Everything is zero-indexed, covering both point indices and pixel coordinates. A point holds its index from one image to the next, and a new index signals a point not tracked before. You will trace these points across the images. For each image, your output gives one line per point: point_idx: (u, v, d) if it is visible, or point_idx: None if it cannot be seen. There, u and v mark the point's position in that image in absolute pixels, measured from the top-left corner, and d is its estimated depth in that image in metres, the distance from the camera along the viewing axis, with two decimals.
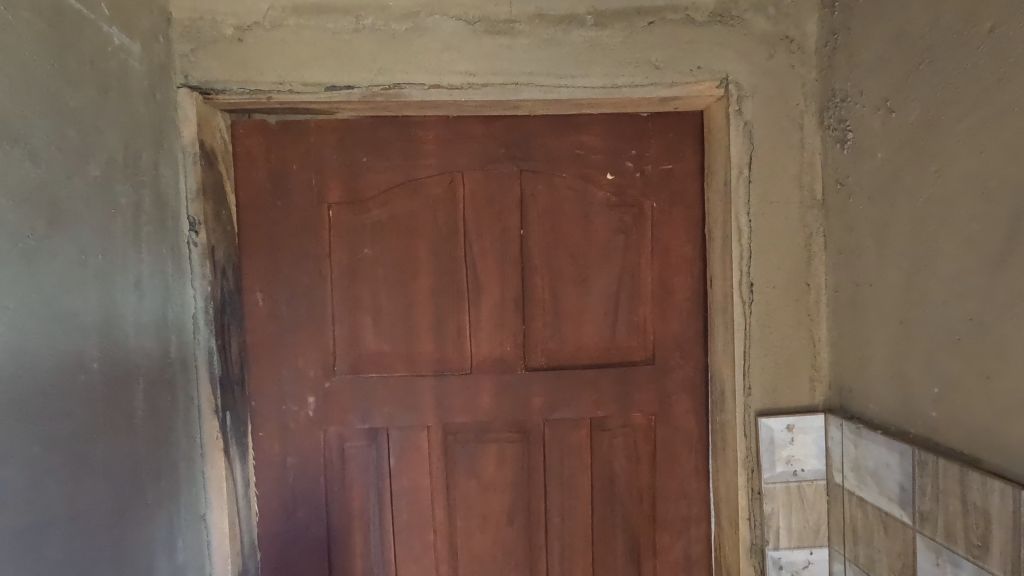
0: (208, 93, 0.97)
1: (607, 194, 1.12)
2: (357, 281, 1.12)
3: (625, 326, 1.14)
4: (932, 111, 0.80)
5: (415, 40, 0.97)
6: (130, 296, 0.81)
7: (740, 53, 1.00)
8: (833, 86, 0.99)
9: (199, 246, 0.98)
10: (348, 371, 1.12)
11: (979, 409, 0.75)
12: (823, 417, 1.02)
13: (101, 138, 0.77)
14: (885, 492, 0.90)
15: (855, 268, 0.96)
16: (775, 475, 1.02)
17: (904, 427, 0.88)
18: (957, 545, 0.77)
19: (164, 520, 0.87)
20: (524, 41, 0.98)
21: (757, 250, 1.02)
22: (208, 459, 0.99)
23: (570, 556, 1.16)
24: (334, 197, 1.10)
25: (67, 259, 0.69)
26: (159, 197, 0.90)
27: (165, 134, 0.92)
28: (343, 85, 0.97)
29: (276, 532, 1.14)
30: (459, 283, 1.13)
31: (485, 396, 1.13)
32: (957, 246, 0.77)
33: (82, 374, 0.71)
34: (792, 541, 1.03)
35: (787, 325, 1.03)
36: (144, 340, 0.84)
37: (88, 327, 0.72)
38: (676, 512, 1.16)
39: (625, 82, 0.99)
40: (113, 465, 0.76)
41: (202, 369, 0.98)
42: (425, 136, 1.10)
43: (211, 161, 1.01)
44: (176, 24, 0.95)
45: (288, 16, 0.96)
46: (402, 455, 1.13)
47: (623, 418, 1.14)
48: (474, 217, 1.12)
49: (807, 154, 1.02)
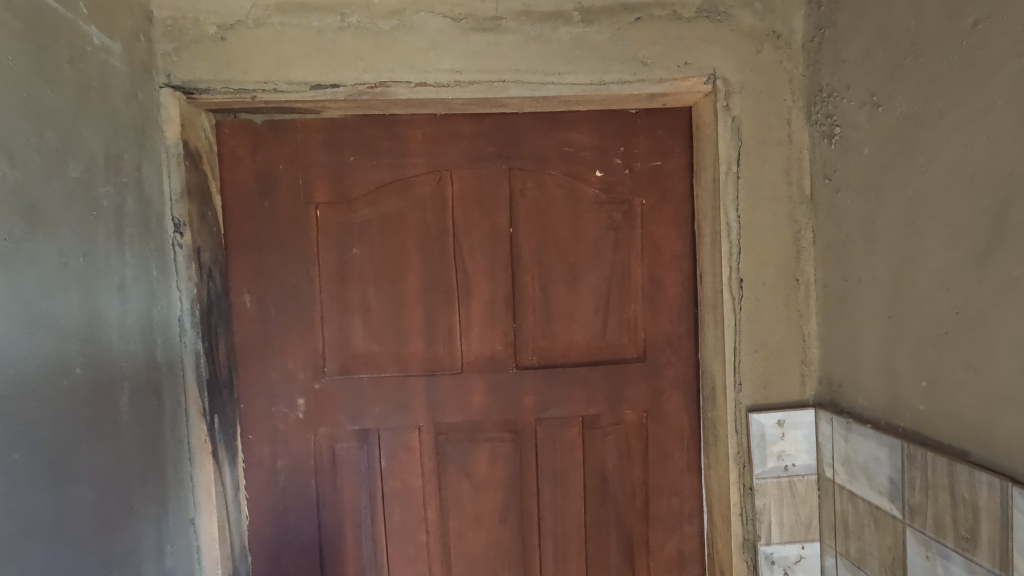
0: (191, 93, 0.96)
1: (596, 192, 1.12)
2: (347, 282, 1.11)
3: (616, 323, 1.14)
4: (917, 105, 0.81)
5: (400, 38, 0.96)
6: (114, 300, 0.80)
7: (728, 49, 1.00)
8: (820, 81, 0.99)
9: (184, 248, 0.96)
10: (338, 372, 1.11)
11: (965, 402, 0.76)
12: (812, 412, 1.02)
13: (83, 140, 0.76)
14: (875, 485, 0.90)
15: (843, 263, 0.97)
16: (766, 471, 1.02)
17: (893, 421, 0.88)
18: (946, 537, 0.78)
19: (152, 527, 0.86)
20: (511, 38, 0.98)
21: (746, 245, 1.02)
22: (197, 463, 0.98)
23: (563, 554, 1.16)
24: (321, 197, 1.09)
25: (47, 263, 0.68)
26: (143, 199, 0.88)
27: (147, 134, 0.90)
28: (330, 84, 0.96)
29: (267, 536, 1.13)
30: (449, 283, 1.12)
31: (476, 395, 1.13)
32: (943, 239, 0.78)
33: (65, 378, 0.70)
34: (783, 535, 1.03)
35: (778, 320, 1.03)
36: (128, 344, 0.83)
37: (69, 332, 0.71)
38: (669, 509, 1.16)
39: (612, 79, 0.99)
40: (99, 472, 0.75)
41: (188, 372, 0.97)
42: (413, 134, 1.10)
43: (195, 161, 1.00)
44: (157, 22, 0.94)
45: (272, 15, 0.95)
46: (393, 456, 1.13)
47: (616, 416, 1.14)
48: (463, 216, 1.11)
49: (795, 149, 1.02)
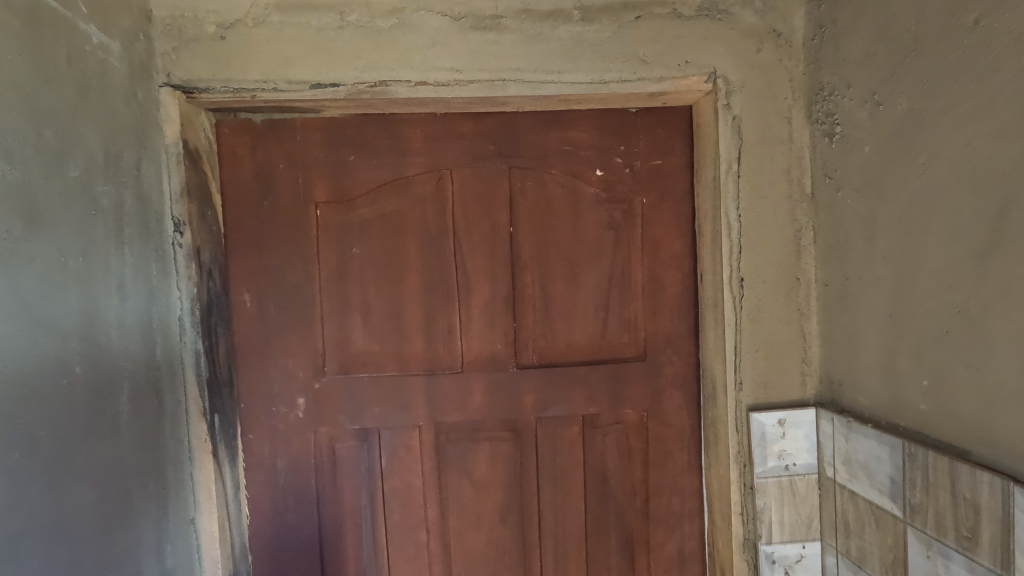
0: (191, 92, 0.96)
1: (596, 190, 1.12)
2: (346, 281, 1.11)
3: (616, 322, 1.14)
4: (918, 103, 0.80)
5: (399, 36, 0.96)
6: (113, 300, 0.80)
7: (729, 48, 0.99)
8: (821, 79, 0.98)
9: (184, 247, 0.96)
10: (338, 371, 1.11)
11: (967, 401, 0.75)
12: (813, 411, 1.02)
13: (82, 140, 0.76)
14: (876, 485, 0.90)
15: (844, 262, 0.96)
16: (766, 470, 1.02)
17: (894, 420, 0.88)
18: (947, 537, 0.78)
19: (152, 526, 0.86)
20: (510, 36, 0.97)
21: (747, 244, 1.02)
22: (197, 463, 0.98)
23: (564, 553, 1.16)
24: (321, 196, 1.09)
25: (46, 262, 0.68)
26: (142, 199, 0.88)
27: (147, 133, 0.90)
28: (329, 83, 0.96)
29: (267, 535, 1.13)
30: (449, 282, 1.12)
31: (477, 395, 1.12)
32: (944, 238, 0.78)
33: (65, 378, 0.69)
34: (784, 535, 1.03)
35: (778, 319, 1.03)
36: (128, 343, 0.83)
37: (69, 331, 0.71)
38: (670, 508, 1.16)
39: (612, 77, 0.99)
40: (99, 471, 0.75)
41: (188, 372, 0.97)
42: (412, 133, 1.09)
43: (195, 160, 1.00)
44: (156, 21, 0.94)
45: (271, 13, 0.95)
46: (393, 455, 1.13)
47: (616, 415, 1.14)
48: (463, 215, 1.11)
49: (796, 148, 1.02)
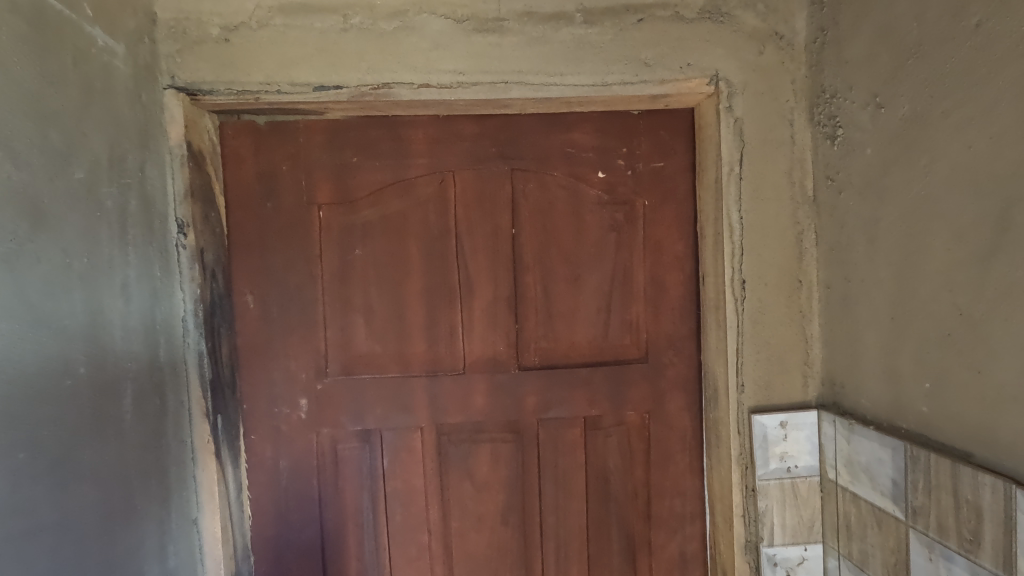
0: (195, 94, 0.96)
1: (598, 192, 1.12)
2: (349, 282, 1.11)
3: (618, 324, 1.14)
4: (920, 105, 0.81)
5: (402, 39, 0.96)
6: (117, 301, 0.80)
7: (731, 50, 1.00)
8: (822, 82, 0.99)
9: (188, 249, 0.97)
10: (340, 372, 1.12)
11: (969, 403, 0.75)
12: (816, 413, 1.02)
13: (87, 141, 0.76)
14: (878, 487, 0.90)
15: (846, 264, 0.97)
16: (768, 472, 1.02)
17: (896, 422, 0.88)
18: (950, 539, 0.78)
19: (155, 527, 0.86)
20: (513, 39, 0.98)
21: (748, 245, 1.02)
22: (199, 463, 0.98)
23: (565, 555, 1.16)
24: (324, 197, 1.09)
25: (51, 263, 0.69)
26: (146, 200, 0.89)
27: (151, 135, 0.91)
28: (332, 85, 0.97)
29: (269, 536, 1.13)
30: (451, 284, 1.12)
31: (479, 396, 1.13)
32: (946, 240, 0.78)
33: (69, 378, 0.70)
34: (786, 537, 1.03)
35: (780, 321, 1.03)
36: (132, 344, 0.83)
37: (73, 332, 0.71)
38: (671, 510, 1.16)
39: (614, 80, 0.99)
40: (102, 471, 0.75)
41: (191, 373, 0.97)
42: (415, 135, 1.10)
43: (199, 161, 1.00)
44: (160, 24, 0.94)
45: (275, 16, 0.95)
46: (395, 456, 1.13)
47: (618, 416, 1.14)
48: (465, 217, 1.11)
49: (798, 150, 1.02)
